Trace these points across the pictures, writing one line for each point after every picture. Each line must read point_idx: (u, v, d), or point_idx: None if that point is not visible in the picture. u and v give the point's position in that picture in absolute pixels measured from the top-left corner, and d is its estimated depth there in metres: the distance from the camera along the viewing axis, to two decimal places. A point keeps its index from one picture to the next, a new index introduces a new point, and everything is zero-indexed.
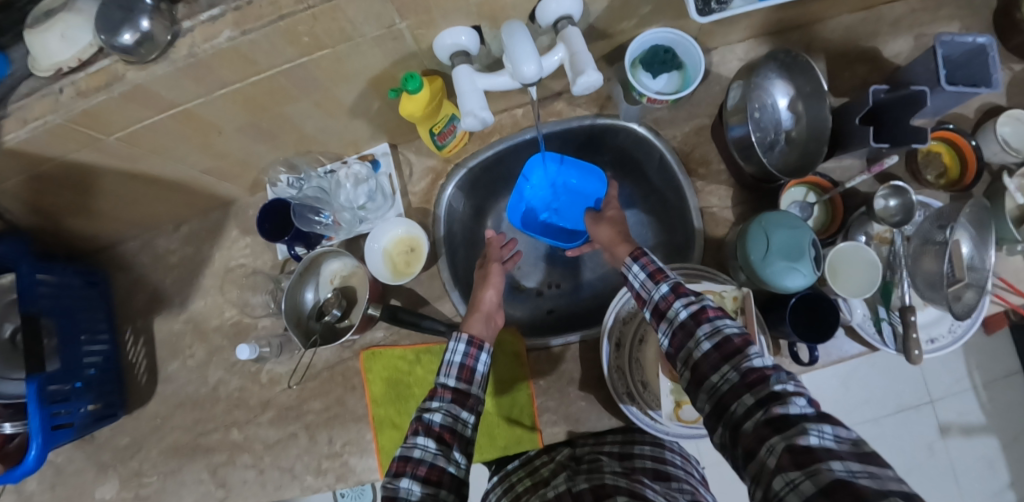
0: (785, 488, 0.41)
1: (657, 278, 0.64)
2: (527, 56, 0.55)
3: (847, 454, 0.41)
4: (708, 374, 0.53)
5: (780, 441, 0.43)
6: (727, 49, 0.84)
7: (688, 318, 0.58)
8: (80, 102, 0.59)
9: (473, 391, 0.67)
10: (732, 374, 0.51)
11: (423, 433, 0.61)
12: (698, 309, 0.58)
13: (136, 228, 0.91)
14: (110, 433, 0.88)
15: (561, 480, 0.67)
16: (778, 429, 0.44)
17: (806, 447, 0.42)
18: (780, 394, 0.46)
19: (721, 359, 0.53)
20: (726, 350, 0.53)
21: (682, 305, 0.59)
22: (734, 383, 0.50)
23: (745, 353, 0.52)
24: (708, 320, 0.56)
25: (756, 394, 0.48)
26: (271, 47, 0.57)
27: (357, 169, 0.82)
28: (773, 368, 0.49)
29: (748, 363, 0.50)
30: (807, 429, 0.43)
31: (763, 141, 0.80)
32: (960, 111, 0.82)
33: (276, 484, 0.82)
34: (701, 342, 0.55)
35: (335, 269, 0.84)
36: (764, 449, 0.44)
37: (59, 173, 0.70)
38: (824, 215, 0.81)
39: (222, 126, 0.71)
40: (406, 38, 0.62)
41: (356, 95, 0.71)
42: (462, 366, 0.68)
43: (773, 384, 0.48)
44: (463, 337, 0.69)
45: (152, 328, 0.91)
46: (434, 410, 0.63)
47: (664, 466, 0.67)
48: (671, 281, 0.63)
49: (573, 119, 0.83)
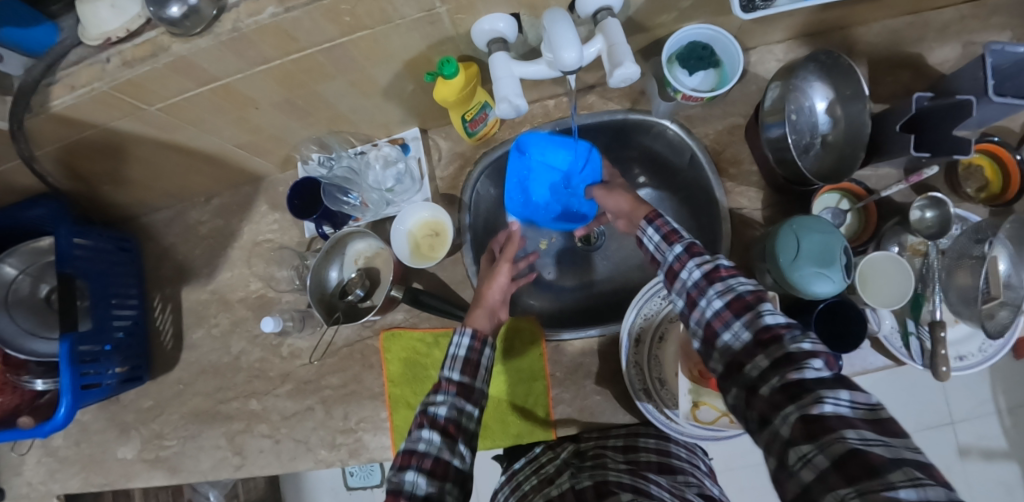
0: (799, 462, 0.41)
1: (671, 239, 0.65)
2: (569, 43, 0.54)
3: (862, 423, 0.40)
4: (720, 334, 0.53)
5: (793, 410, 0.43)
6: (766, 49, 0.82)
7: (701, 278, 0.57)
8: (125, 71, 0.60)
9: (478, 385, 0.65)
10: (745, 333, 0.51)
11: (428, 426, 0.60)
12: (712, 269, 0.58)
13: (168, 199, 0.93)
14: (134, 395, 0.91)
15: (565, 478, 0.67)
16: (792, 397, 0.44)
17: (820, 417, 0.41)
18: (795, 356, 0.46)
19: (731, 317, 0.53)
20: (736, 306, 0.53)
21: (695, 265, 0.59)
22: (749, 343, 0.50)
23: (757, 311, 0.51)
24: (721, 278, 0.56)
25: (770, 355, 0.47)
26: (313, 24, 0.57)
27: (387, 151, 0.84)
28: (787, 327, 0.49)
29: (762, 322, 0.50)
30: (822, 397, 0.42)
31: (799, 144, 0.79)
32: (1006, 124, 0.79)
33: (291, 455, 0.84)
34: (713, 301, 0.55)
35: (359, 250, 0.85)
36: (779, 418, 0.44)
37: (100, 141, 0.72)
38: (856, 223, 0.79)
39: (259, 102, 0.72)
40: (444, 22, 0.62)
41: (391, 76, 0.72)
42: (467, 360, 0.66)
43: (788, 345, 0.47)
44: (468, 330, 0.68)
45: (179, 296, 0.93)
46: (439, 403, 0.62)
47: (668, 459, 0.68)
48: (685, 242, 0.62)
49: (605, 112, 0.82)
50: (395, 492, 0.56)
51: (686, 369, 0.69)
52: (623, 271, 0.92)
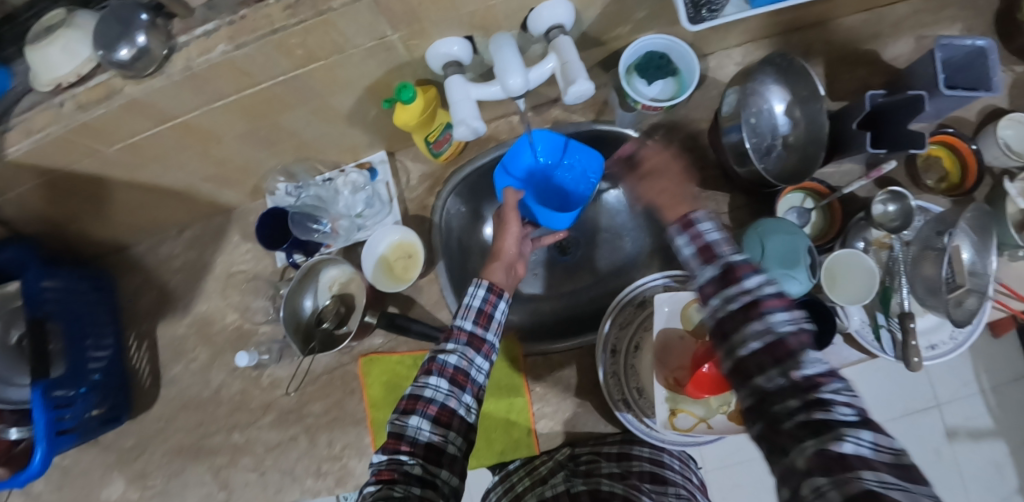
0: (812, 495, 0.38)
1: (705, 255, 0.55)
2: (514, 68, 0.55)
3: (883, 466, 0.37)
4: (751, 374, 0.48)
5: (812, 443, 0.40)
6: (724, 53, 0.83)
7: (739, 310, 0.50)
8: (80, 114, 0.60)
9: (488, 336, 0.66)
10: (780, 378, 0.45)
11: (437, 373, 0.60)
12: (751, 299, 0.50)
13: (139, 234, 0.92)
14: (115, 435, 0.90)
15: (558, 480, 0.70)
16: (815, 432, 0.41)
17: (840, 455, 0.38)
18: (826, 400, 0.42)
19: (768, 359, 0.47)
20: (777, 350, 0.46)
21: (733, 294, 0.51)
22: (783, 386, 0.45)
23: (798, 357, 0.45)
24: (760, 312, 0.49)
25: (804, 398, 0.43)
26: (268, 59, 0.58)
27: (354, 177, 0.84)
28: (828, 376, 0.44)
29: (802, 370, 0.44)
30: (844, 435, 0.39)
31: (760, 146, 0.80)
32: (962, 115, 0.81)
33: (277, 486, 0.84)
34: (751, 340, 0.48)
35: (334, 276, 0.84)
36: (796, 450, 0.41)
37: (62, 182, 0.71)
38: (822, 221, 0.80)
39: (220, 136, 0.72)
40: (399, 49, 0.62)
41: (352, 103, 0.72)
42: (481, 311, 0.67)
43: (823, 392, 0.43)
44: (483, 283, 0.68)
45: (156, 332, 0.92)
46: (450, 351, 0.62)
47: (661, 470, 0.69)
48: (723, 262, 0.53)
49: (570, 125, 0.82)
50: (396, 437, 0.56)
51: (662, 378, 0.68)
52: (600, 280, 0.92)
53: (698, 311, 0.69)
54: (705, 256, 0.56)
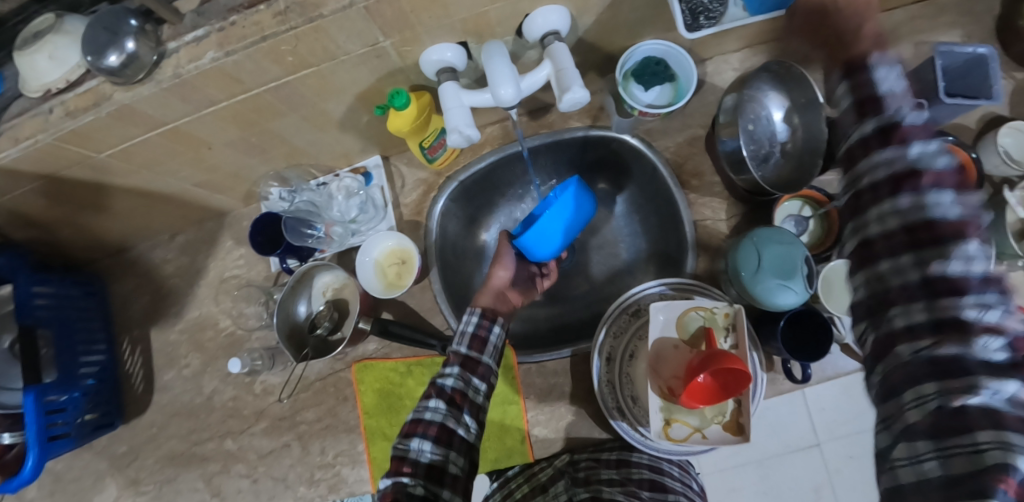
0: (908, 460, 0.38)
1: (868, 111, 0.48)
2: (506, 79, 0.55)
3: (1015, 421, 0.35)
4: (879, 260, 0.44)
5: (934, 395, 0.38)
6: (722, 59, 0.82)
7: (885, 182, 0.45)
8: (69, 121, 0.59)
9: (485, 359, 0.68)
10: (912, 270, 0.42)
11: (435, 396, 0.62)
12: (907, 171, 0.44)
13: (132, 238, 0.91)
14: (108, 441, 0.89)
15: (559, 490, 0.71)
16: (941, 374, 0.38)
17: (959, 411, 0.37)
18: (947, 321, 0.40)
19: (906, 242, 0.43)
20: (919, 232, 0.42)
21: (888, 155, 0.45)
22: (913, 293, 0.42)
23: (950, 246, 0.41)
24: (915, 188, 0.43)
25: (933, 311, 0.40)
26: (257, 66, 0.57)
27: (348, 182, 0.84)
28: (978, 283, 0.40)
29: (941, 265, 0.41)
30: (977, 385, 0.37)
31: (758, 154, 0.78)
32: (961, 122, 0.80)
33: (270, 493, 0.83)
34: (907, 203, 0.43)
35: (327, 282, 0.84)
36: (912, 397, 0.39)
37: (52, 188, 0.71)
38: (818, 229, 0.78)
39: (211, 142, 0.71)
40: (391, 55, 0.62)
41: (345, 109, 0.71)
42: (475, 336, 0.69)
43: (963, 310, 0.40)
44: (476, 310, 0.71)
45: (149, 337, 0.92)
46: (447, 375, 0.65)
47: (661, 477, 0.69)
48: (886, 120, 0.47)
49: (565, 131, 0.82)
50: (399, 459, 0.57)
51: (656, 386, 0.68)
52: (595, 287, 0.92)
53: (693, 319, 0.69)
54: (866, 110, 0.49)
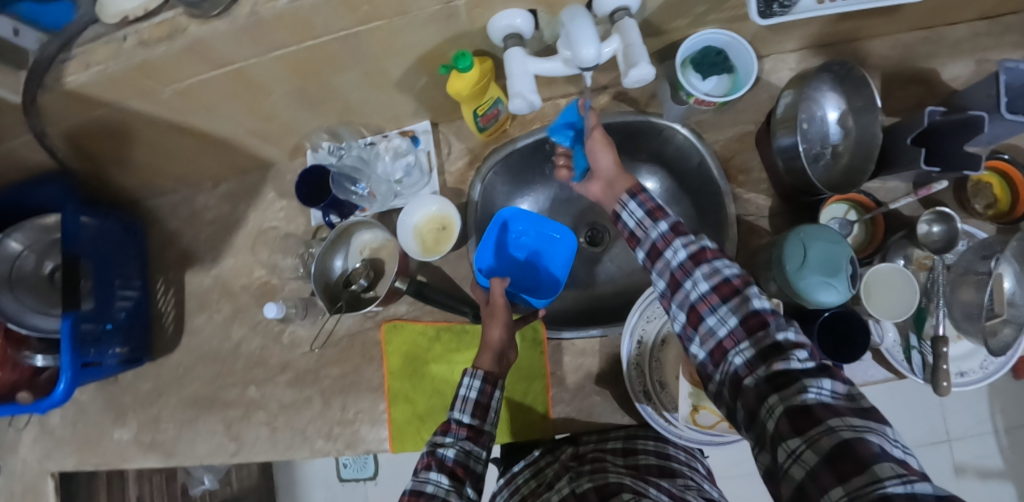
0: (789, 459, 0.41)
1: (656, 216, 0.61)
2: (589, 40, 0.55)
3: (846, 409, 0.41)
4: (705, 317, 0.53)
5: (779, 402, 0.44)
6: (779, 57, 0.82)
7: (686, 259, 0.56)
8: (141, 51, 0.60)
9: (486, 427, 0.66)
10: (732, 319, 0.52)
11: (436, 468, 0.60)
12: (698, 249, 0.56)
13: (176, 182, 0.93)
14: (133, 377, 0.91)
15: (564, 483, 0.65)
16: (778, 386, 0.45)
17: (804, 406, 0.42)
18: (780, 346, 0.47)
19: (719, 300, 0.53)
20: (724, 290, 0.53)
21: (679, 248, 0.57)
22: (734, 327, 0.51)
23: (745, 294, 0.52)
24: (706, 261, 0.55)
25: (757, 343, 0.49)
26: (330, 14, 0.57)
27: (397, 143, 0.85)
28: (772, 312, 0.50)
29: (750, 307, 0.51)
30: (806, 386, 0.43)
31: (809, 153, 0.79)
32: (1017, 143, 0.79)
33: (288, 444, 0.84)
34: (698, 283, 0.55)
35: (366, 240, 0.85)
36: (765, 411, 0.44)
37: (111, 120, 0.72)
38: (863, 234, 0.80)
39: (271, 88, 0.72)
40: (462, 16, 0.62)
41: (404, 69, 0.72)
42: (478, 403, 0.66)
43: (774, 333, 0.48)
44: (478, 374, 0.68)
45: (182, 280, 0.93)
46: (448, 445, 0.63)
47: (669, 463, 0.68)
48: (670, 220, 0.60)
49: (616, 114, 0.82)
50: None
51: (686, 372, 0.69)
52: (627, 275, 0.92)
53: None
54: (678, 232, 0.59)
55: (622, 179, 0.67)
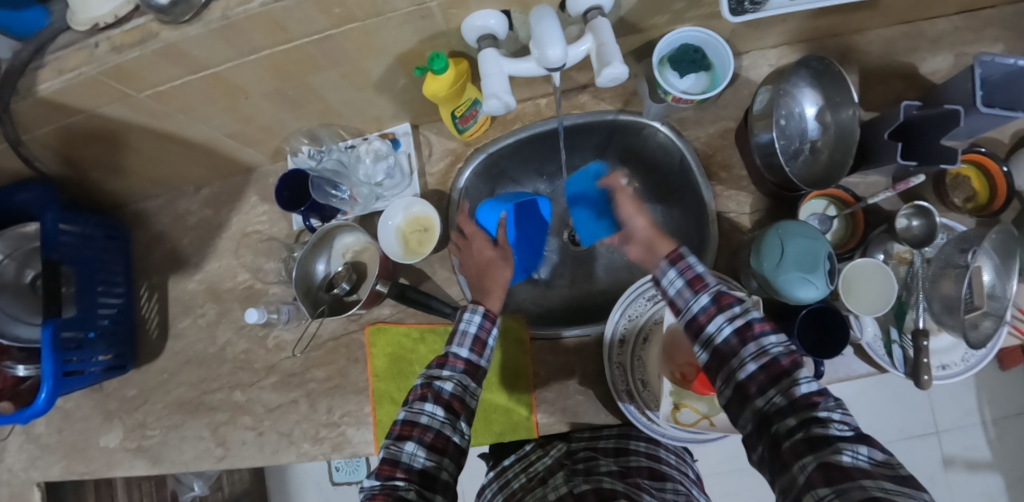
0: None
1: (696, 286, 0.60)
2: (555, 40, 0.55)
3: (881, 474, 0.42)
4: (752, 397, 0.52)
5: (813, 459, 0.45)
6: (759, 54, 0.82)
7: (731, 335, 0.56)
8: (114, 56, 0.60)
9: (482, 364, 0.70)
10: (778, 398, 0.50)
11: (432, 400, 0.63)
12: (743, 325, 0.55)
13: (158, 188, 0.93)
14: (118, 384, 0.90)
15: (559, 481, 0.68)
16: (815, 447, 0.45)
17: (838, 465, 0.43)
18: (824, 418, 0.47)
19: (767, 380, 0.52)
20: (773, 370, 0.52)
21: (725, 320, 0.56)
22: (783, 409, 0.49)
23: (793, 376, 0.51)
24: (751, 336, 0.54)
25: (800, 416, 0.48)
26: (304, 16, 0.57)
27: (378, 145, 0.83)
28: (821, 393, 0.49)
29: (797, 388, 0.49)
30: (841, 448, 0.44)
31: (787, 149, 0.79)
32: (995, 136, 0.79)
33: (274, 448, 0.84)
34: (745, 362, 0.54)
35: (348, 243, 0.85)
36: (797, 465, 0.46)
37: (89, 126, 0.72)
38: (843, 230, 0.80)
39: (249, 91, 0.71)
40: (436, 17, 0.62)
41: (382, 70, 0.72)
42: (476, 338, 0.70)
43: (822, 412, 0.47)
44: (479, 309, 0.71)
45: (166, 286, 0.93)
46: (446, 379, 0.65)
47: (658, 465, 0.70)
48: (712, 291, 0.59)
49: (596, 113, 0.83)
50: (393, 464, 0.57)
51: (668, 372, 0.69)
52: (611, 273, 0.92)
53: None
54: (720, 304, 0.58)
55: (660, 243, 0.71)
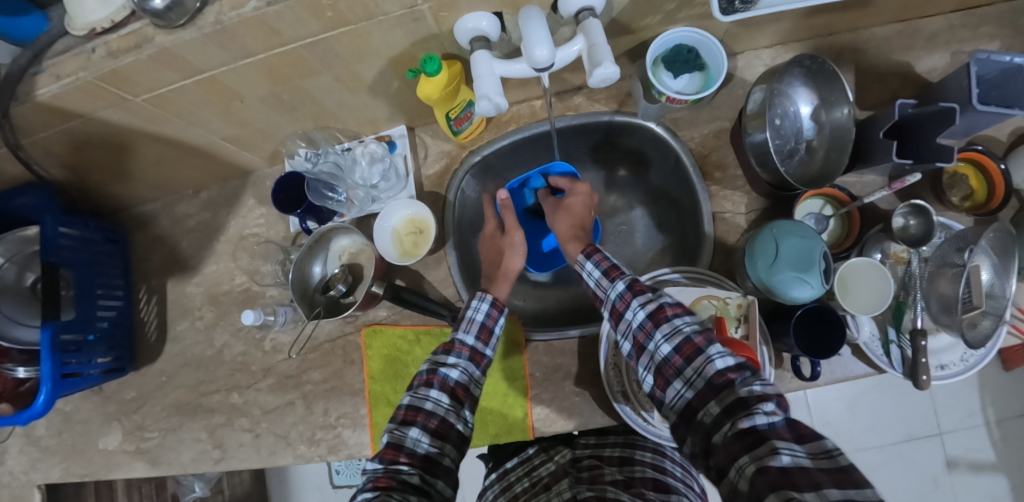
0: None
1: (612, 276, 0.68)
2: (542, 40, 0.56)
3: (822, 475, 0.41)
4: (672, 380, 0.56)
5: (749, 461, 0.44)
6: (754, 54, 0.82)
7: (646, 319, 0.61)
8: (110, 61, 0.60)
9: (488, 352, 0.71)
10: (698, 379, 0.54)
11: (437, 387, 0.64)
12: (655, 308, 0.61)
13: (157, 191, 0.93)
14: (117, 386, 0.91)
15: (562, 487, 0.73)
16: (749, 447, 0.45)
17: (781, 470, 0.42)
18: (745, 402, 0.49)
19: (682, 361, 0.56)
20: (687, 351, 0.56)
21: (639, 306, 0.62)
22: (701, 389, 0.53)
23: (706, 355, 0.55)
24: (664, 318, 0.59)
25: (722, 400, 0.51)
26: (295, 20, 0.58)
27: (373, 148, 0.83)
28: (735, 370, 0.52)
29: (712, 367, 0.53)
30: (778, 448, 0.44)
31: (783, 149, 0.79)
32: (993, 134, 0.79)
33: (270, 449, 0.84)
34: (661, 345, 0.59)
35: (344, 245, 0.86)
36: (736, 472, 0.45)
37: (86, 130, 0.72)
38: (839, 228, 0.80)
39: (243, 95, 0.72)
40: (428, 19, 0.62)
41: (376, 73, 0.72)
42: (483, 326, 0.71)
43: (738, 389, 0.50)
44: (487, 298, 0.73)
45: (164, 289, 0.94)
46: (451, 365, 0.67)
47: (664, 477, 0.68)
48: (627, 280, 0.66)
49: (590, 114, 0.84)
50: (395, 448, 0.58)
51: None
52: None
53: (705, 308, 0.72)
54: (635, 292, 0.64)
55: (574, 243, 0.77)
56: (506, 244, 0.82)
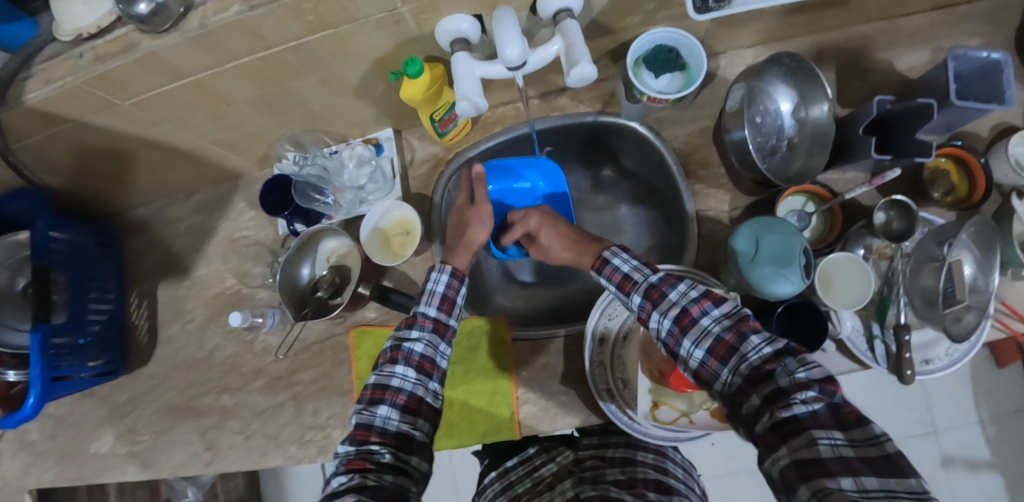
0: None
1: (626, 288, 0.64)
2: (512, 39, 0.57)
3: (861, 465, 0.42)
4: (713, 382, 0.54)
5: (787, 454, 0.44)
6: (736, 53, 0.83)
7: (672, 326, 0.58)
8: (98, 66, 0.61)
9: (451, 322, 0.71)
10: (736, 376, 0.52)
11: (403, 362, 0.64)
12: (678, 313, 0.58)
13: (149, 195, 0.94)
14: (109, 389, 0.91)
15: (566, 486, 0.73)
16: (786, 437, 0.45)
17: (816, 459, 0.43)
18: (785, 392, 0.46)
19: (718, 362, 0.53)
20: (720, 351, 0.53)
21: (662, 314, 0.59)
22: (742, 383, 0.51)
23: (741, 351, 0.52)
24: (686, 324, 0.57)
25: (762, 393, 0.48)
26: (278, 23, 0.59)
27: (360, 150, 0.85)
28: (774, 359, 0.49)
29: (748, 363, 0.51)
30: (816, 438, 0.43)
31: (764, 147, 0.80)
32: (974, 130, 0.80)
33: (260, 451, 0.84)
34: (693, 350, 0.56)
35: (332, 247, 0.87)
36: (772, 459, 0.46)
37: (77, 135, 0.73)
38: (822, 225, 0.80)
39: (231, 98, 0.73)
40: (409, 22, 0.63)
41: (361, 76, 0.73)
42: (444, 297, 0.72)
43: (779, 379, 0.48)
44: (446, 270, 0.73)
45: (156, 292, 0.94)
46: (415, 340, 0.66)
47: (666, 478, 0.70)
48: (642, 289, 0.62)
49: (575, 115, 0.84)
50: (366, 429, 0.58)
51: (646, 369, 0.71)
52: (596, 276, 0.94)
53: None
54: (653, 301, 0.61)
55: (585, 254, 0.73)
56: (473, 216, 0.81)
